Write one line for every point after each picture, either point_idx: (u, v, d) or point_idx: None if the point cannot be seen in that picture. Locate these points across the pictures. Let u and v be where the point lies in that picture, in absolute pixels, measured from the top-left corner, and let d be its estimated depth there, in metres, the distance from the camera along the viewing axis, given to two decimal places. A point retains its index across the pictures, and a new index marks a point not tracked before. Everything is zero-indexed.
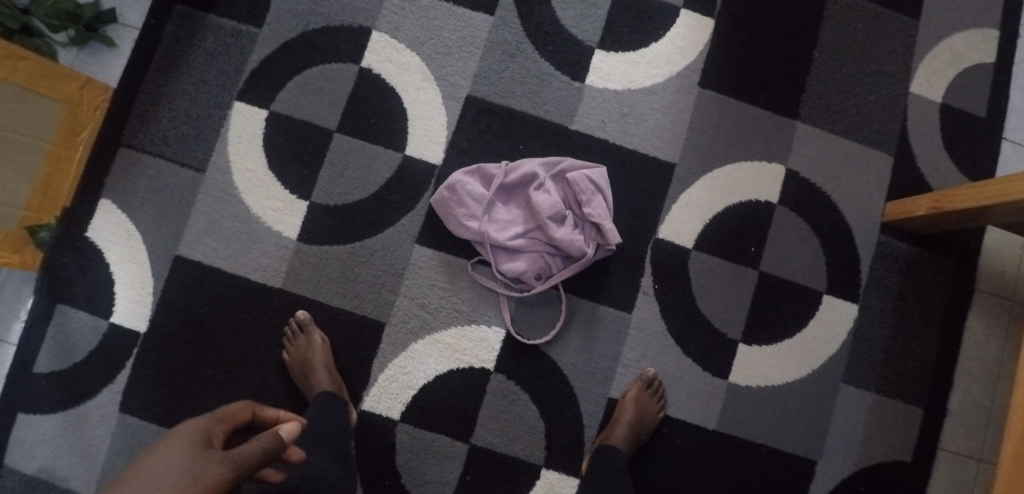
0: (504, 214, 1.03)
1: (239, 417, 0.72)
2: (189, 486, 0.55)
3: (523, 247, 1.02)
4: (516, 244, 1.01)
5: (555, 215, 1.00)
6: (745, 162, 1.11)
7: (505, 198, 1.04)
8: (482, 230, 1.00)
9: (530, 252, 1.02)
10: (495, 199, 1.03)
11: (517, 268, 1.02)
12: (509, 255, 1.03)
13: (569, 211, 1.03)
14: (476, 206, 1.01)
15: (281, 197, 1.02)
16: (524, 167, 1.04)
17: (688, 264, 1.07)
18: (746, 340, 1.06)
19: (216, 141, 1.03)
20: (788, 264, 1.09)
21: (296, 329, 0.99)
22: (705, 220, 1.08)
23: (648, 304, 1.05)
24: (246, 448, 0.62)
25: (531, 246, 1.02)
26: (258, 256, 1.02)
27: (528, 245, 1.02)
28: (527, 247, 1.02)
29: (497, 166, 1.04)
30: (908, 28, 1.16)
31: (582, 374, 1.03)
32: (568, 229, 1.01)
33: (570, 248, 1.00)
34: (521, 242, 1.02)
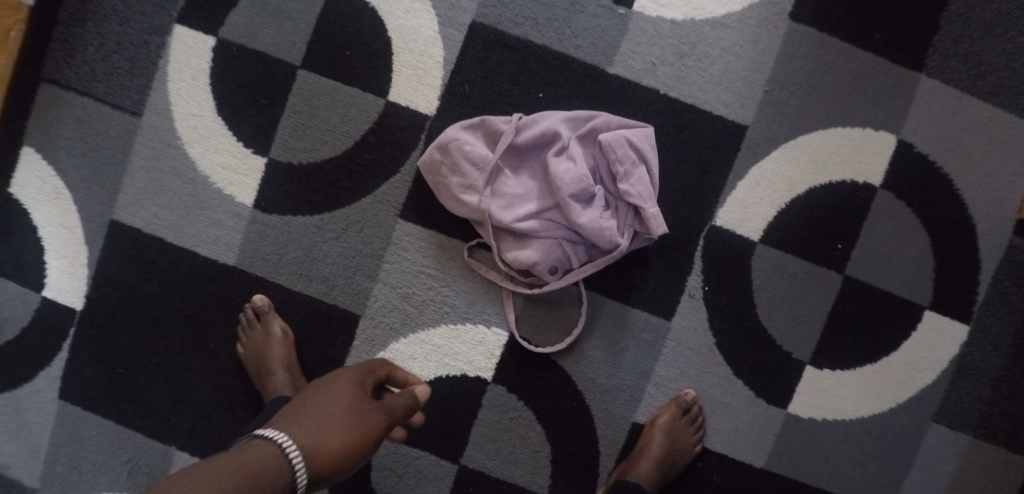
0: (513, 186, 0.78)
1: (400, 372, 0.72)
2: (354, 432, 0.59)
3: (535, 233, 0.78)
4: (526, 227, 0.77)
5: (582, 192, 0.75)
6: (843, 129, 0.84)
7: (517, 164, 0.79)
8: (483, 208, 0.76)
9: (544, 239, 0.78)
10: (503, 166, 0.78)
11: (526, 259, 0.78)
12: (518, 241, 0.79)
13: (601, 188, 0.77)
14: (476, 174, 0.77)
15: (234, 152, 0.82)
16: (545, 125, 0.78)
17: (750, 261, 0.83)
18: (815, 362, 0.84)
19: (155, 77, 0.83)
20: (881, 267, 0.85)
21: (253, 317, 0.81)
22: (780, 205, 0.83)
23: (693, 310, 0.82)
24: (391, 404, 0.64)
25: (546, 231, 0.77)
26: (208, 226, 0.83)
27: (542, 230, 0.77)
28: (541, 233, 0.78)
29: (508, 122, 0.78)
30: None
31: (602, 391, 0.82)
32: (597, 213, 0.76)
33: (598, 237, 0.76)
34: (534, 226, 0.77)
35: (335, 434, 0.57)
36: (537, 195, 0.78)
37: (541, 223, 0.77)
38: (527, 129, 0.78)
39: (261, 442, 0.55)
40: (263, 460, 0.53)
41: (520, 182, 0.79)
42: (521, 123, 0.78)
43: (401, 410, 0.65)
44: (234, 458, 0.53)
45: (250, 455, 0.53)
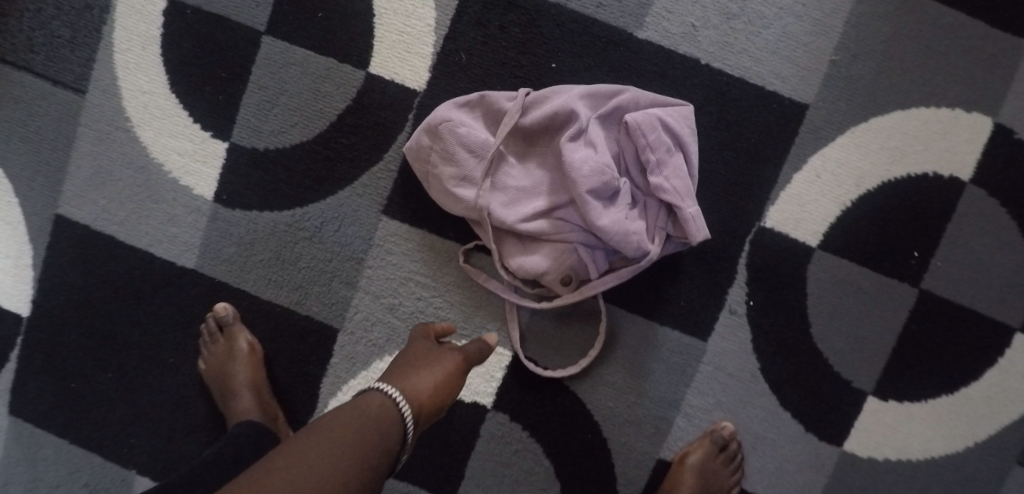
0: (518, 177, 0.65)
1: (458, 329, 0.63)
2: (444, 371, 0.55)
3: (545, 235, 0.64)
4: (534, 229, 0.63)
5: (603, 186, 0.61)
6: (927, 110, 0.68)
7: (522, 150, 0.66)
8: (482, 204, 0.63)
9: (555, 242, 0.64)
10: (506, 153, 0.65)
11: (533, 266, 0.65)
12: (524, 244, 0.66)
13: (627, 181, 0.63)
14: (473, 162, 0.63)
15: (189, 135, 0.70)
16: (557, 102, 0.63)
17: (806, 270, 0.68)
18: (879, 392, 0.70)
19: (100, 47, 0.71)
20: (966, 280, 0.69)
21: (214, 329, 0.70)
22: (844, 202, 0.68)
23: (733, 328, 0.69)
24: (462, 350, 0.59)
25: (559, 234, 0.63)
26: (164, 222, 0.71)
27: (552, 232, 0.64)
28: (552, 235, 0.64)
29: (514, 99, 0.64)
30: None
31: (622, 422, 0.70)
32: (621, 213, 0.62)
33: (622, 243, 0.61)
34: (543, 227, 0.63)
35: (437, 381, 0.54)
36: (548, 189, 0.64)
37: (553, 224, 0.63)
38: (535, 107, 0.64)
39: (361, 404, 0.51)
40: (370, 425, 0.49)
41: (527, 172, 0.65)
42: (528, 101, 0.64)
43: (474, 356, 0.60)
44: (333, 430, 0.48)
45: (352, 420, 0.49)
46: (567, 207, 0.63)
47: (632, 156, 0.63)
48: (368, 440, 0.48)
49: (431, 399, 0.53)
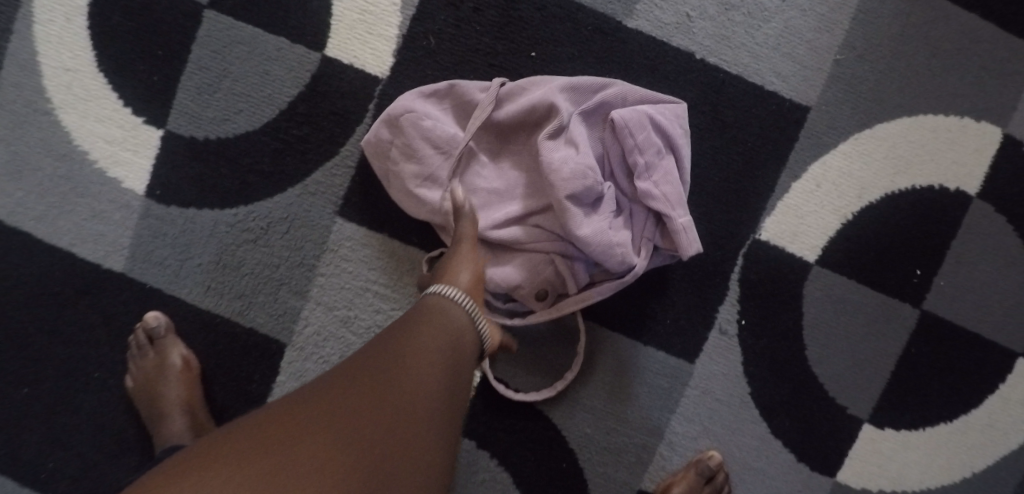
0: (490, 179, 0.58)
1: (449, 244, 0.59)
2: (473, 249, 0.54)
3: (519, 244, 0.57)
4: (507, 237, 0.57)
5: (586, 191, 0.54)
6: (934, 117, 0.63)
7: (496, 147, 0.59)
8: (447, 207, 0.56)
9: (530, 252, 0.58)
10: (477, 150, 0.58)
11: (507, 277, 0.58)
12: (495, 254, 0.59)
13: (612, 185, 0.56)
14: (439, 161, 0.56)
15: (119, 121, 0.61)
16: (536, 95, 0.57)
17: (802, 287, 0.63)
18: (876, 420, 0.65)
19: (14, 12, 0.61)
20: (969, 301, 0.65)
21: (144, 341, 0.61)
22: (845, 215, 0.62)
23: (722, 349, 0.63)
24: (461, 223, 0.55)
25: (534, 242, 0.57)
26: (87, 218, 0.62)
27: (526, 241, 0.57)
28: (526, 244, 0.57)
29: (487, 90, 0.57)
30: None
31: (600, 450, 0.63)
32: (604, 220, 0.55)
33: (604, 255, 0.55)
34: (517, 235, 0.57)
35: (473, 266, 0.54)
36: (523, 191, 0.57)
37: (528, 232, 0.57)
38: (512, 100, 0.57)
39: (430, 315, 0.49)
40: (456, 339, 0.49)
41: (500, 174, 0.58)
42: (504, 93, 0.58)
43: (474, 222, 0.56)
44: (403, 343, 0.46)
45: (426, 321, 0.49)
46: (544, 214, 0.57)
47: (618, 158, 0.57)
48: (448, 348, 0.48)
49: (477, 285, 0.53)
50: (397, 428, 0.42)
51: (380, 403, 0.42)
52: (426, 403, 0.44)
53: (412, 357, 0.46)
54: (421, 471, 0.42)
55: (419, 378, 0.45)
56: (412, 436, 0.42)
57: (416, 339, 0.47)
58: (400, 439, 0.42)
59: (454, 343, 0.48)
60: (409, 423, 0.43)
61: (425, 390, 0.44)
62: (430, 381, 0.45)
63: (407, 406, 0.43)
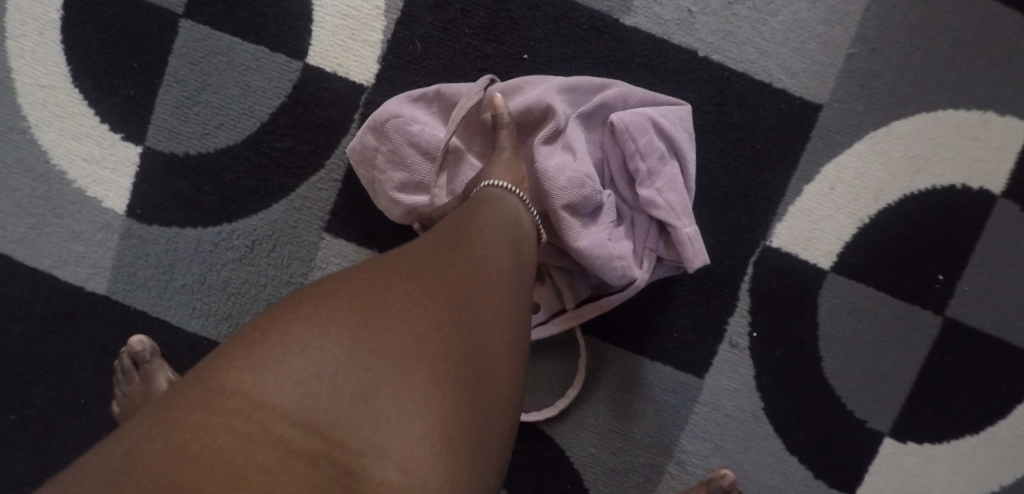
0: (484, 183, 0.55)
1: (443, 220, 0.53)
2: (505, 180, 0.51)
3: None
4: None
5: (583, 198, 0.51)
6: (955, 112, 0.59)
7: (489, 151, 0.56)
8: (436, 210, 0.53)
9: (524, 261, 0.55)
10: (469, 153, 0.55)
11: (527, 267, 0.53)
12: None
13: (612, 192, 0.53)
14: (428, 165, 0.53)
15: (96, 138, 0.59)
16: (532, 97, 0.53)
17: (817, 296, 0.59)
18: (897, 433, 0.62)
19: None
20: (995, 306, 0.61)
21: (130, 366, 0.58)
22: (861, 219, 0.59)
23: (733, 363, 0.60)
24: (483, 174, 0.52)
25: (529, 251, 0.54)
26: (66, 240, 0.60)
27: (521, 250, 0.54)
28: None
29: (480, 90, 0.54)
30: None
31: (607, 473, 0.60)
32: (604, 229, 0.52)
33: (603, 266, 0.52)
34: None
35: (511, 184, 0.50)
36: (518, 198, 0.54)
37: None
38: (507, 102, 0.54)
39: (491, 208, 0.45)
40: (519, 233, 0.45)
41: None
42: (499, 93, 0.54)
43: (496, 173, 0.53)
44: (465, 232, 0.43)
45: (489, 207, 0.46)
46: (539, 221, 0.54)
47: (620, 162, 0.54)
48: (516, 239, 0.44)
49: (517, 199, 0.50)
50: (489, 301, 0.40)
51: (468, 279, 0.40)
52: (505, 284, 0.41)
53: (479, 240, 0.42)
54: (515, 348, 0.40)
55: (493, 267, 0.41)
56: (506, 310, 0.41)
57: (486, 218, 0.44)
58: (490, 313, 0.39)
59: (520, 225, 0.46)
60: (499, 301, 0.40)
61: (497, 274, 0.41)
62: (502, 258, 0.42)
63: (485, 290, 0.40)
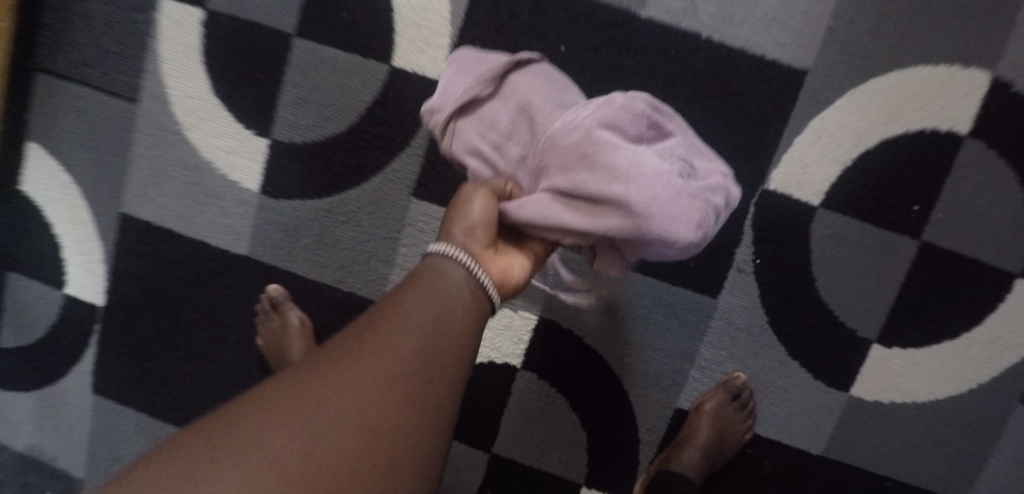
0: (515, 144, 0.54)
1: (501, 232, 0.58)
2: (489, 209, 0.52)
3: (541, 207, 0.50)
4: (529, 203, 0.51)
5: (626, 148, 0.48)
6: (924, 69, 0.70)
7: (525, 113, 0.54)
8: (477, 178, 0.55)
9: (554, 220, 0.50)
10: (506, 113, 0.54)
11: (517, 275, 0.54)
12: (515, 217, 0.52)
13: (659, 152, 0.50)
14: (473, 126, 0.54)
15: (235, 135, 0.76)
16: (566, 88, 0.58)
17: (810, 228, 0.72)
18: (884, 341, 0.74)
19: (146, 56, 0.76)
20: (967, 230, 0.72)
21: (269, 307, 0.77)
22: (845, 163, 0.71)
23: (742, 286, 0.74)
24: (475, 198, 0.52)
25: (562, 204, 0.50)
26: (214, 214, 0.78)
27: (550, 202, 0.50)
28: (553, 207, 0.50)
29: (524, 67, 0.57)
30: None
31: (641, 375, 0.77)
32: (656, 173, 0.47)
33: (648, 223, 0.46)
34: (542, 196, 0.51)
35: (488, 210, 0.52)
36: (551, 152, 0.51)
37: (567, 185, 0.49)
38: (545, 80, 0.57)
39: (427, 278, 0.50)
40: (441, 318, 0.48)
41: (530, 140, 0.54)
42: (540, 72, 0.58)
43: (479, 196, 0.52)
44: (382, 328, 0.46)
45: (426, 274, 0.50)
46: (572, 169, 0.49)
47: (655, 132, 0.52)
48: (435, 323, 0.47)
49: (488, 224, 0.52)
50: (410, 378, 0.45)
51: (388, 355, 0.45)
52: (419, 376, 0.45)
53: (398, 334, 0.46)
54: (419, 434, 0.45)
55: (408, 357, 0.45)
56: (422, 390, 0.45)
57: (421, 288, 0.49)
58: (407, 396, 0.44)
59: (450, 293, 0.49)
60: (416, 378, 0.45)
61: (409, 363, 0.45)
62: (416, 347, 0.46)
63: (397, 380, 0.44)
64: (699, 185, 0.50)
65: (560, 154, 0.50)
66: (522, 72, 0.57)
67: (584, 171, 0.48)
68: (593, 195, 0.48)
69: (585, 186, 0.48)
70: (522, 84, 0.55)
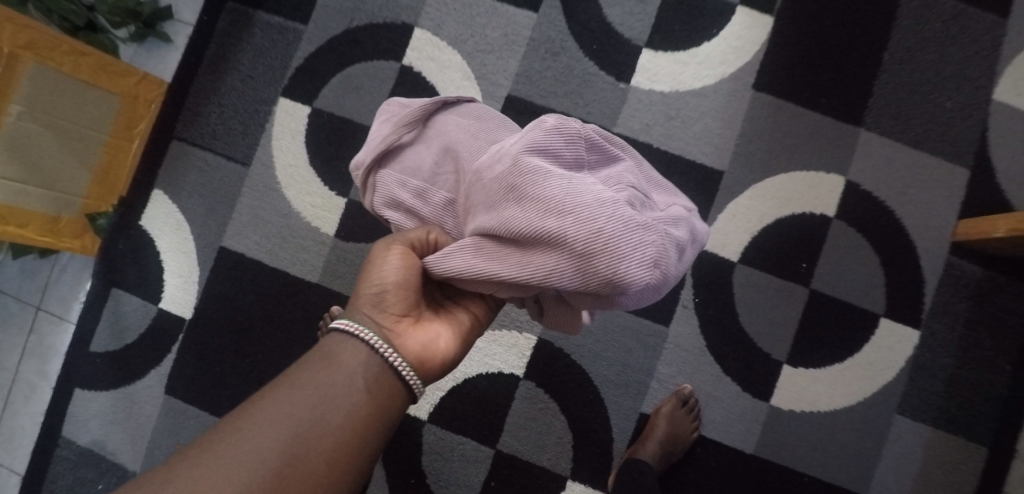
0: (441, 190, 0.62)
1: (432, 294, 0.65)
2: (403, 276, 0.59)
3: (468, 253, 0.54)
4: (454, 254, 0.55)
5: (554, 181, 0.50)
6: (800, 172, 1.02)
7: (453, 156, 0.62)
8: (396, 234, 0.61)
9: (481, 266, 0.53)
10: (432, 161, 0.63)
11: (430, 347, 0.60)
12: (441, 266, 0.56)
13: (596, 184, 0.51)
14: (398, 179, 0.63)
15: (321, 194, 1.04)
16: (490, 119, 0.66)
17: (732, 278, 1.02)
18: (791, 362, 1.01)
19: (261, 135, 1.05)
20: (842, 284, 1.01)
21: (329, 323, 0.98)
22: (752, 233, 1.02)
23: (688, 318, 1.02)
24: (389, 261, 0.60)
25: (487, 250, 0.53)
26: (296, 250, 1.03)
27: (477, 247, 0.54)
28: (477, 254, 0.53)
29: (452, 115, 0.66)
30: (1004, 19, 0.99)
31: (614, 386, 1.02)
32: (598, 204, 0.49)
33: (586, 261, 0.48)
34: (467, 243, 0.54)
35: (401, 275, 0.59)
36: (479, 194, 0.55)
37: (496, 224, 0.51)
38: (470, 119, 0.65)
39: (337, 346, 0.56)
40: (342, 381, 0.54)
41: (453, 183, 0.61)
42: (470, 112, 0.67)
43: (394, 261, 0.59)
44: (291, 389, 0.53)
45: (334, 353, 0.56)
46: (498, 208, 0.52)
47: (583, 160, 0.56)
48: (335, 386, 0.54)
49: (401, 290, 0.60)
50: (279, 462, 0.49)
51: (291, 414, 0.51)
52: (319, 430, 0.52)
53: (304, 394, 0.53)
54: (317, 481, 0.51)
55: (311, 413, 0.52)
56: (310, 456, 0.51)
57: (327, 370, 0.55)
58: (306, 447, 0.51)
59: (351, 382, 0.55)
60: (287, 460, 0.50)
61: (310, 419, 0.52)
62: (319, 406, 0.52)
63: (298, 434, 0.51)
64: (641, 223, 0.49)
65: (494, 191, 0.52)
66: (451, 117, 0.66)
67: (510, 210, 0.51)
68: (520, 236, 0.50)
69: (511, 225, 0.50)
70: (447, 129, 0.64)
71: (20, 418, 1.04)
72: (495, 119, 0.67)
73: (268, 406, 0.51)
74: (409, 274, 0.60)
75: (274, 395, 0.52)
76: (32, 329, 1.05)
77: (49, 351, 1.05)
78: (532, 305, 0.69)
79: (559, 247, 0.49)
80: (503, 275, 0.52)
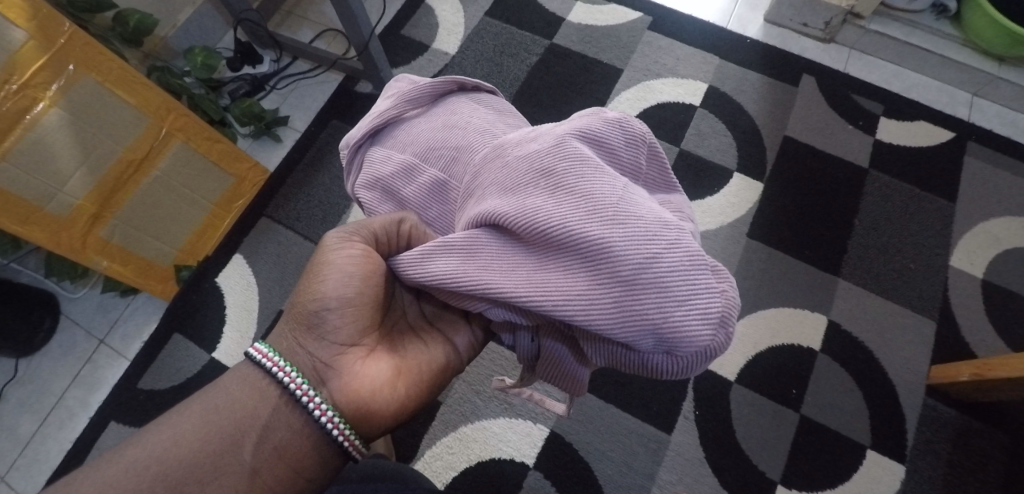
0: (431, 176, 0.70)
1: (386, 324, 0.69)
2: (350, 298, 0.64)
3: (472, 256, 0.59)
4: (439, 256, 0.61)
5: (605, 188, 0.58)
6: (788, 308, 1.17)
7: (455, 144, 0.71)
8: (358, 224, 0.66)
9: (485, 263, 0.59)
10: (432, 146, 0.72)
11: (376, 379, 0.64)
12: (457, 267, 0.59)
13: (648, 205, 0.58)
14: (388, 157, 0.72)
15: None
16: (502, 113, 0.78)
17: (730, 394, 1.12)
18: (785, 483, 1.07)
19: (337, 223, 1.25)
20: (829, 413, 1.11)
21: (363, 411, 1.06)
22: (747, 356, 1.14)
23: (687, 428, 1.10)
24: (332, 279, 0.63)
25: (480, 259, 0.59)
26: None
27: (500, 253, 0.59)
28: (467, 262, 0.59)
29: (468, 104, 0.77)
30: (951, 204, 1.23)
31: (617, 485, 1.07)
32: (653, 221, 0.56)
33: (638, 279, 0.55)
34: (454, 246, 0.60)
35: (349, 302, 0.63)
36: (501, 180, 0.62)
37: (514, 210, 0.58)
38: (484, 109, 0.77)
39: (247, 394, 0.61)
40: (234, 430, 0.59)
41: (445, 166, 0.71)
42: (484, 103, 0.78)
43: (338, 284, 0.63)
44: (188, 429, 0.59)
45: (231, 421, 0.59)
46: (540, 201, 0.58)
47: (626, 169, 0.66)
48: (229, 434, 0.59)
49: (352, 319, 0.64)
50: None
51: (183, 453, 0.58)
52: (208, 472, 0.58)
53: (199, 435, 0.58)
54: None
55: (201, 455, 0.58)
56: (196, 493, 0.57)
57: (213, 443, 0.59)
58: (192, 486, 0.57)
59: (231, 464, 0.59)
60: None
61: (199, 460, 0.58)
62: (209, 450, 0.58)
63: (187, 471, 0.57)
64: (700, 265, 0.55)
65: (530, 176, 0.60)
66: (464, 103, 0.77)
67: (549, 204, 0.58)
68: (559, 231, 0.57)
69: (553, 227, 0.57)
70: (454, 116, 0.75)
71: (49, 443, 1.10)
72: (501, 107, 0.79)
73: (169, 438, 0.58)
74: (355, 295, 0.64)
75: (174, 433, 0.58)
76: (89, 360, 1.15)
77: (97, 383, 1.14)
78: (525, 360, 0.69)
79: (608, 266, 0.55)
80: (528, 290, 0.57)
